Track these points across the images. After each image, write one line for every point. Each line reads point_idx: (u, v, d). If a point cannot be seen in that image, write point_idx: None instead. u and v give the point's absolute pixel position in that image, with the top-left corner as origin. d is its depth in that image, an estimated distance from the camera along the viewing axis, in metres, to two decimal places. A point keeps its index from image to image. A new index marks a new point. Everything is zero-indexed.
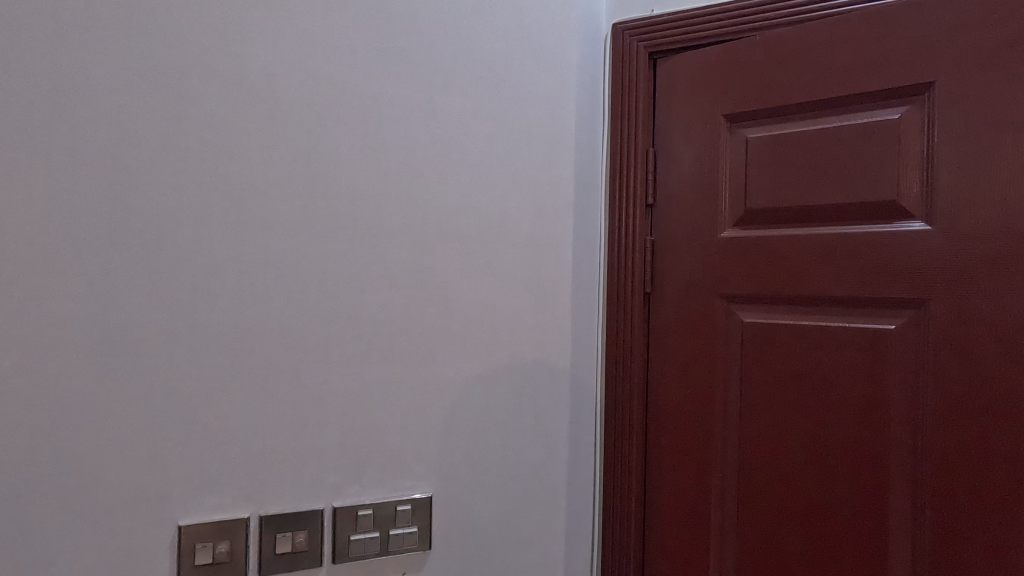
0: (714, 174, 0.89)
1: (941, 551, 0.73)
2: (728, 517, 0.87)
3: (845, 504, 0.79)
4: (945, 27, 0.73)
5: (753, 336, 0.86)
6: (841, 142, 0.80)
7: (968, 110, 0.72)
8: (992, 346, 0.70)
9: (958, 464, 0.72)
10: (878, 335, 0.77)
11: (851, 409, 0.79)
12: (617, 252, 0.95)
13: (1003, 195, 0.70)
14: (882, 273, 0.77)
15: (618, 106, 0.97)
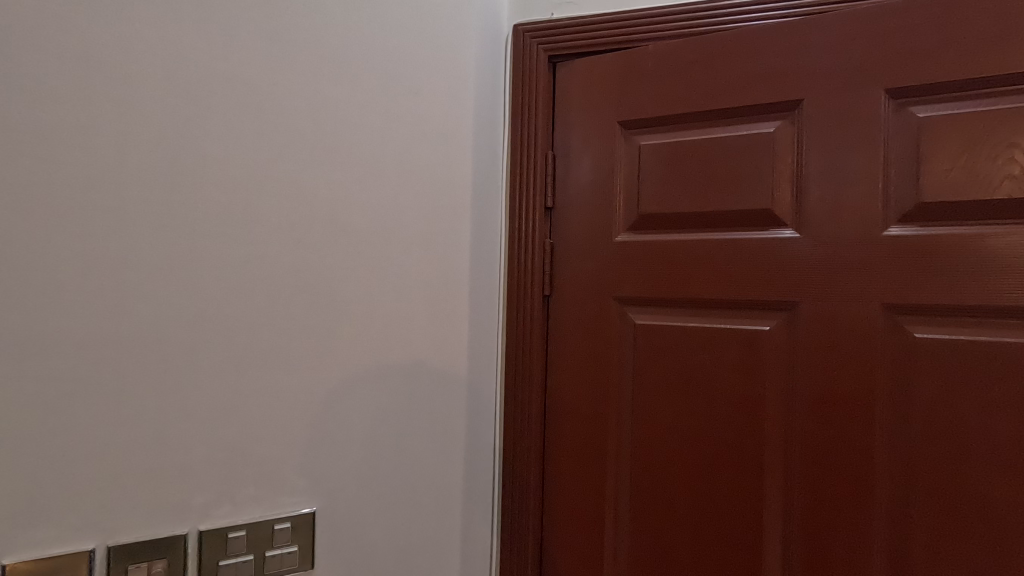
0: (609, 179, 0.90)
1: (810, 543, 0.76)
2: (621, 514, 0.88)
3: (726, 500, 0.81)
4: (812, 48, 0.77)
5: (644, 338, 0.87)
6: (724, 151, 0.83)
7: (829, 128, 0.77)
8: (852, 349, 0.75)
9: (827, 462, 0.76)
10: (756, 339, 0.80)
11: (732, 408, 0.81)
12: (516, 254, 0.95)
13: (860, 206, 0.75)
14: (759, 278, 0.80)
15: (518, 109, 0.96)
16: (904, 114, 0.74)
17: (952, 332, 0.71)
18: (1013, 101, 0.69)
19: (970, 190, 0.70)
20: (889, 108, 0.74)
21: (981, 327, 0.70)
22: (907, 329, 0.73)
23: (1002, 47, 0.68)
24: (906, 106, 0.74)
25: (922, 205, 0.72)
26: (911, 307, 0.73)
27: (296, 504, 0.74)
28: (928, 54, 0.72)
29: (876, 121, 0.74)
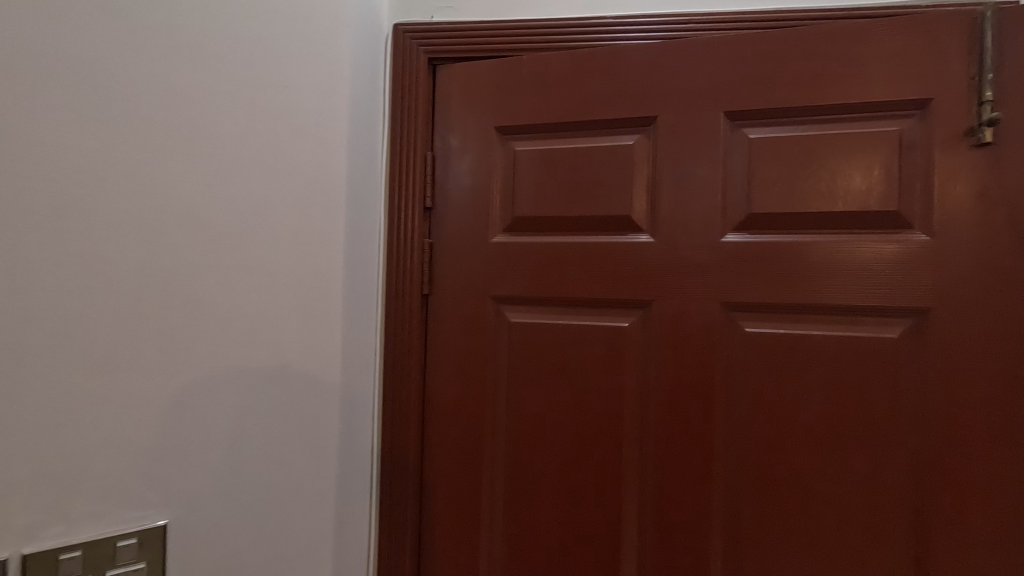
0: (485, 182, 0.93)
1: (660, 520, 0.84)
2: (497, 504, 0.92)
3: (590, 485, 0.87)
4: (665, 70, 0.85)
5: (518, 336, 0.91)
6: (589, 160, 0.89)
7: (678, 144, 0.85)
8: (696, 343, 0.84)
9: (675, 446, 0.84)
10: (616, 334, 0.87)
11: (596, 399, 0.87)
12: (395, 252, 0.96)
13: (703, 215, 0.84)
14: (619, 279, 0.87)
15: (397, 108, 0.96)
16: (739, 134, 0.83)
17: (775, 327, 0.81)
18: (822, 129, 0.80)
19: (789, 203, 0.81)
20: (727, 129, 0.84)
21: (797, 323, 0.81)
22: (740, 325, 0.83)
23: (815, 82, 0.79)
24: (741, 127, 0.84)
25: (753, 216, 0.82)
26: (743, 306, 0.82)
27: (142, 518, 0.69)
28: (758, 82, 0.81)
29: (716, 140, 0.83)
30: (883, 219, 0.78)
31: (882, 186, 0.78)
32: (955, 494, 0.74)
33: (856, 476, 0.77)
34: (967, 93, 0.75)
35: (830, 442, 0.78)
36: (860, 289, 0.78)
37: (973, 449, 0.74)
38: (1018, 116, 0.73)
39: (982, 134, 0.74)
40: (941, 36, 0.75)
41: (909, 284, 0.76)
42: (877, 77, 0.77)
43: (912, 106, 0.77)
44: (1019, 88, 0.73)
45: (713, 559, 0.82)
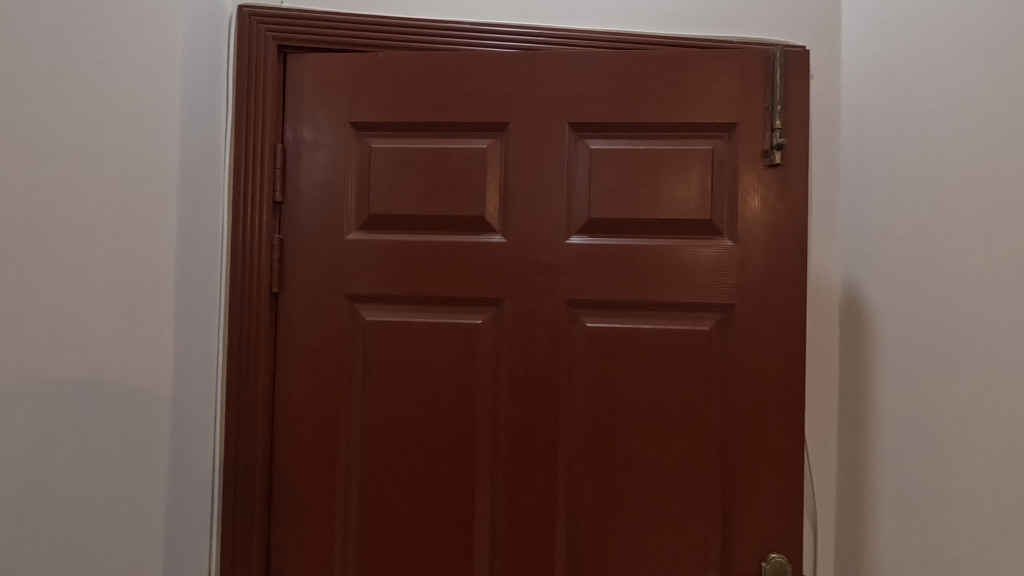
0: (340, 178, 0.91)
1: (510, 506, 0.89)
2: (352, 505, 0.91)
3: (445, 478, 0.90)
4: (517, 79, 0.89)
5: (374, 334, 0.91)
6: (445, 161, 0.91)
7: (527, 149, 0.90)
8: (543, 337, 0.89)
9: (524, 435, 0.89)
10: (470, 331, 0.90)
11: (450, 394, 0.90)
12: (240, 249, 0.91)
13: (550, 218, 0.89)
14: (473, 277, 0.90)
15: (244, 95, 0.91)
16: (582, 144, 0.90)
17: (611, 321, 0.89)
18: (652, 144, 0.89)
19: (624, 210, 0.89)
20: (571, 139, 0.90)
21: (630, 317, 0.89)
22: (582, 320, 0.90)
23: (646, 100, 0.88)
24: (583, 138, 0.90)
25: (594, 220, 0.89)
26: (585, 302, 0.89)
27: None
28: (599, 97, 0.89)
29: (562, 148, 0.90)
30: (699, 226, 0.88)
31: (698, 197, 0.88)
32: (752, 460, 0.87)
33: (677, 451, 0.87)
34: (763, 121, 0.87)
35: (656, 423, 0.88)
36: (681, 287, 0.88)
37: (765, 422, 0.87)
38: (800, 142, 0.87)
39: (773, 156, 0.86)
40: (744, 69, 0.87)
41: (720, 283, 0.87)
42: (696, 101, 0.88)
43: (723, 128, 0.88)
44: (800, 119, 0.87)
45: (557, 536, 0.89)
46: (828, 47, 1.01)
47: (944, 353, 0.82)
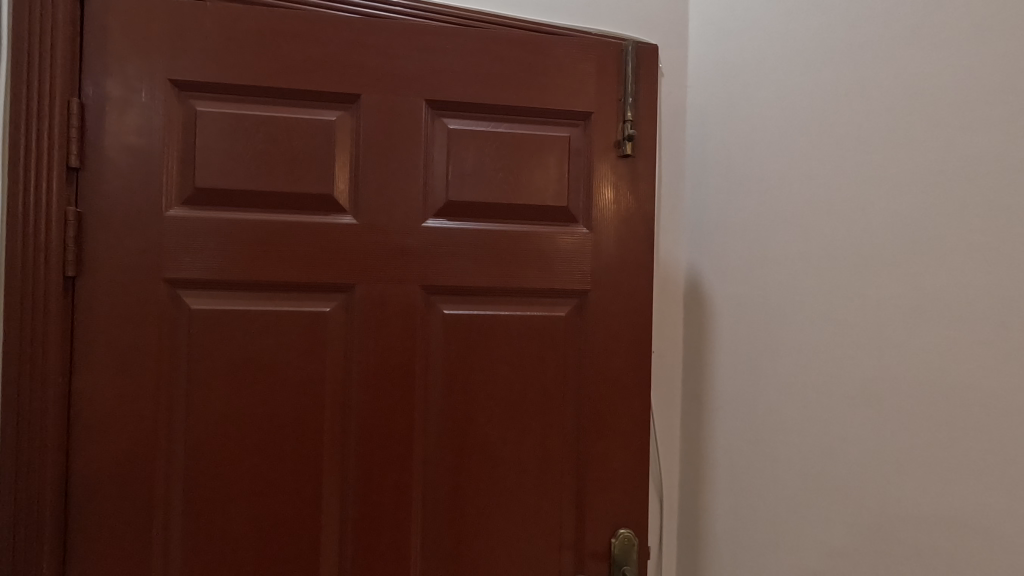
0: (159, 145, 0.79)
1: (362, 507, 0.83)
2: (174, 522, 0.80)
3: (287, 483, 0.82)
4: (369, 48, 0.83)
5: (201, 325, 0.80)
6: (287, 132, 0.81)
7: (381, 124, 0.84)
8: (397, 326, 0.84)
9: (377, 430, 0.84)
10: (316, 320, 0.83)
11: (292, 391, 0.82)
12: (21, 224, 0.74)
13: (404, 199, 0.84)
14: (321, 261, 0.83)
15: (24, 35, 0.74)
16: (440, 124, 0.86)
17: (469, 307, 0.87)
18: (510, 128, 0.88)
19: (483, 194, 0.87)
20: (428, 117, 0.86)
21: (489, 304, 0.87)
22: (439, 307, 0.86)
23: (505, 83, 0.86)
24: (442, 117, 0.86)
25: (451, 203, 0.86)
26: (442, 289, 0.86)
27: None
28: (458, 75, 0.85)
29: (418, 127, 0.85)
30: (556, 213, 0.89)
31: (556, 183, 0.88)
32: (604, 440, 0.90)
33: (533, 437, 0.88)
34: (616, 112, 0.90)
35: (514, 411, 0.87)
36: (539, 274, 0.88)
37: (616, 403, 0.90)
38: (649, 135, 0.91)
39: (625, 147, 0.90)
40: (600, 60, 0.89)
41: (575, 270, 0.89)
42: (555, 87, 0.88)
43: (579, 117, 0.89)
44: (650, 113, 0.91)
45: (413, 534, 0.85)
46: (677, 48, 1.07)
47: (768, 334, 0.91)
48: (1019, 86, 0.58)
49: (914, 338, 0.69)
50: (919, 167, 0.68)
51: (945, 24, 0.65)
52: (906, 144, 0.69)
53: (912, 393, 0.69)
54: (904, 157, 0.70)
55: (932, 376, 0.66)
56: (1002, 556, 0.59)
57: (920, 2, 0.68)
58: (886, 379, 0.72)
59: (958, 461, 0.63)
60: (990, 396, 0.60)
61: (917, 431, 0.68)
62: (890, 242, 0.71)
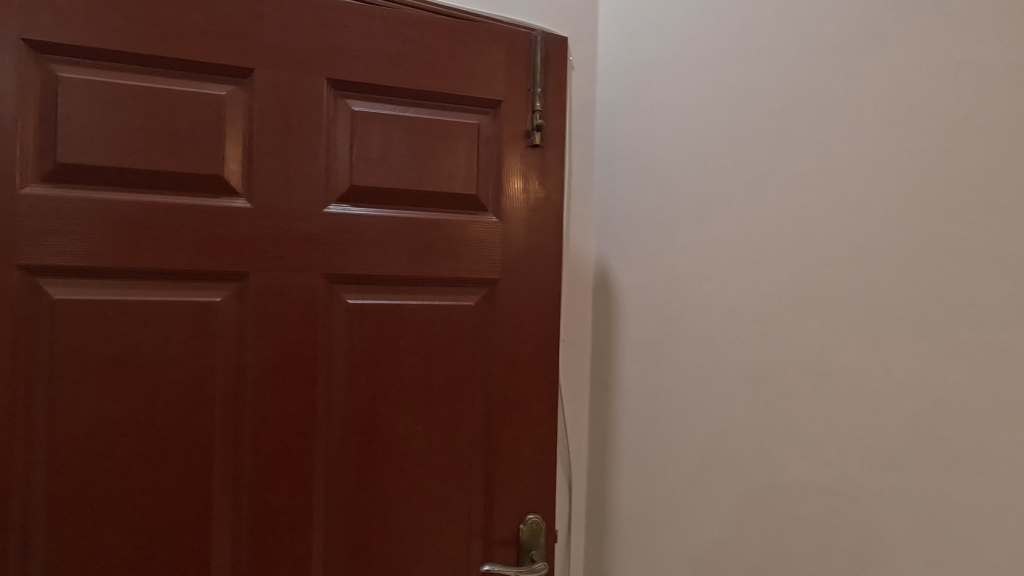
0: (11, 113, 0.69)
1: (258, 509, 0.78)
2: (35, 537, 0.71)
3: (172, 487, 0.75)
4: (263, 19, 0.77)
5: (67, 317, 0.72)
6: (168, 105, 0.74)
7: (277, 101, 0.78)
8: (296, 316, 0.80)
9: (274, 427, 0.79)
10: (205, 311, 0.77)
11: (177, 388, 0.76)
12: None
13: (303, 182, 0.80)
14: (209, 247, 0.77)
15: None
16: (343, 105, 0.82)
17: (374, 297, 0.84)
18: (417, 112, 0.85)
19: (388, 180, 0.84)
20: (329, 97, 0.82)
21: (395, 293, 0.85)
22: (342, 296, 0.83)
23: (413, 66, 0.84)
24: (345, 98, 0.83)
25: (354, 188, 0.82)
26: (345, 278, 0.83)
27: None
28: (362, 55, 0.82)
29: (318, 107, 0.80)
30: (464, 201, 0.88)
31: (464, 171, 0.87)
32: (513, 428, 0.90)
33: (442, 428, 0.87)
34: (525, 101, 0.90)
35: (421, 401, 0.86)
36: (447, 263, 0.86)
37: (525, 392, 0.91)
38: (558, 126, 0.92)
39: (533, 137, 0.90)
40: (510, 49, 0.89)
41: (484, 259, 0.88)
42: (464, 73, 0.86)
43: (488, 105, 0.89)
44: (559, 105, 0.92)
45: (315, 533, 0.81)
46: (586, 42, 1.09)
47: (669, 322, 0.96)
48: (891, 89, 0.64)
49: (794, 323, 0.75)
50: (801, 165, 0.74)
51: (827, 34, 0.71)
52: (791, 143, 0.75)
53: (793, 374, 0.75)
54: (789, 156, 0.76)
55: (810, 357, 0.73)
56: (865, 519, 0.66)
57: (805, 11, 0.74)
58: (771, 361, 0.78)
59: (829, 434, 0.70)
60: (857, 372, 0.67)
61: (795, 408, 0.74)
62: (777, 235, 0.77)
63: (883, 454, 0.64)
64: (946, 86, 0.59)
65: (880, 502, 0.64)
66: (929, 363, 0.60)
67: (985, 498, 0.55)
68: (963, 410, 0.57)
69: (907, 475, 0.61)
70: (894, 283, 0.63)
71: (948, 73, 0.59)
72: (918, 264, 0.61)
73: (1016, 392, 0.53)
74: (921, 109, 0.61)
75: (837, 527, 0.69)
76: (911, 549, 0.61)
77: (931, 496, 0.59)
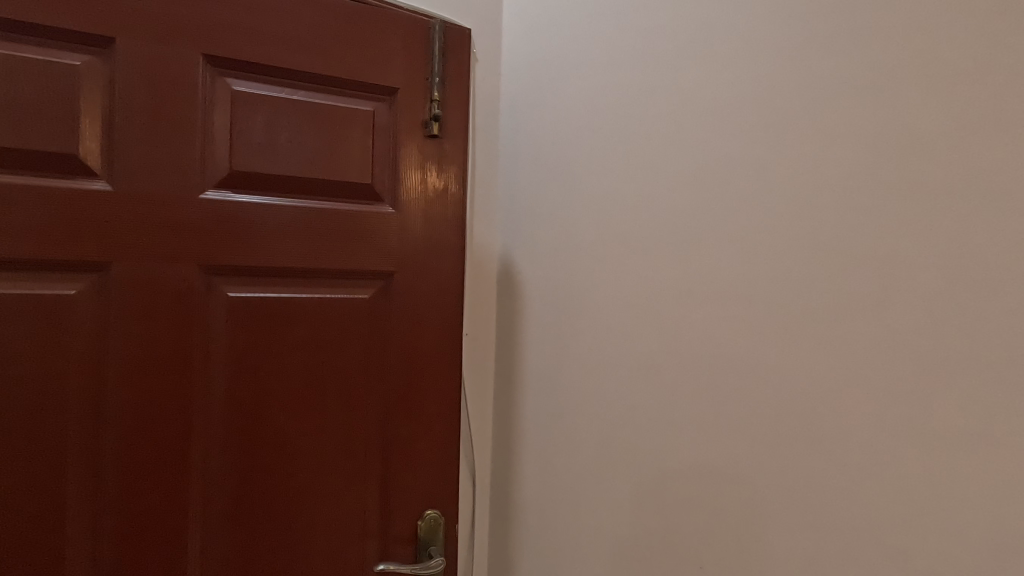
0: None
1: (123, 523, 0.72)
2: None
3: (16, 504, 0.67)
4: None
5: None
6: (8, 73, 0.66)
7: (143, 75, 0.72)
8: (168, 311, 0.74)
9: (144, 432, 0.73)
10: (57, 305, 0.69)
11: (23, 392, 0.67)
12: None
13: (176, 166, 0.74)
14: (61, 234, 0.69)
15: None
16: (222, 84, 0.77)
17: (258, 291, 0.79)
18: (306, 96, 0.81)
19: (275, 166, 0.79)
20: (206, 75, 0.76)
21: (282, 286, 0.81)
22: (222, 290, 0.77)
23: (301, 47, 0.80)
24: (224, 76, 0.77)
25: (235, 174, 0.77)
26: (225, 270, 0.77)
27: None
28: (242, 32, 0.77)
29: (192, 85, 0.74)
30: (358, 191, 0.85)
31: (358, 160, 0.84)
32: (411, 424, 0.89)
33: (336, 426, 0.84)
34: (422, 91, 0.88)
35: (312, 399, 0.82)
36: (340, 255, 0.83)
37: (423, 386, 0.90)
38: (457, 118, 0.91)
39: (431, 127, 0.88)
40: (407, 36, 0.87)
41: (379, 251, 0.86)
42: (357, 58, 0.83)
43: (384, 92, 0.86)
44: (458, 96, 0.91)
45: (194, 544, 0.76)
46: (490, 35, 1.09)
47: (570, 315, 0.98)
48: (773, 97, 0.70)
49: (688, 315, 0.79)
50: (698, 166, 0.78)
51: (721, 42, 0.76)
52: (687, 143, 0.80)
53: (687, 364, 0.79)
54: (686, 157, 0.80)
55: (702, 346, 0.78)
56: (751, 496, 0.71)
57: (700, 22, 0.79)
58: (666, 351, 0.82)
59: (718, 418, 0.75)
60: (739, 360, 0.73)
61: (689, 397, 0.79)
62: (673, 231, 0.81)
63: (762, 433, 0.70)
64: (818, 99, 0.66)
65: (763, 480, 0.70)
66: (801, 349, 0.66)
67: (845, 468, 0.62)
68: (826, 390, 0.64)
69: (788, 453, 0.67)
70: (774, 277, 0.69)
71: (818, 85, 0.66)
72: (795, 260, 0.67)
73: (865, 372, 0.61)
74: (799, 119, 0.67)
75: (722, 504, 0.75)
76: (786, 519, 0.68)
77: (798, 469, 0.66)
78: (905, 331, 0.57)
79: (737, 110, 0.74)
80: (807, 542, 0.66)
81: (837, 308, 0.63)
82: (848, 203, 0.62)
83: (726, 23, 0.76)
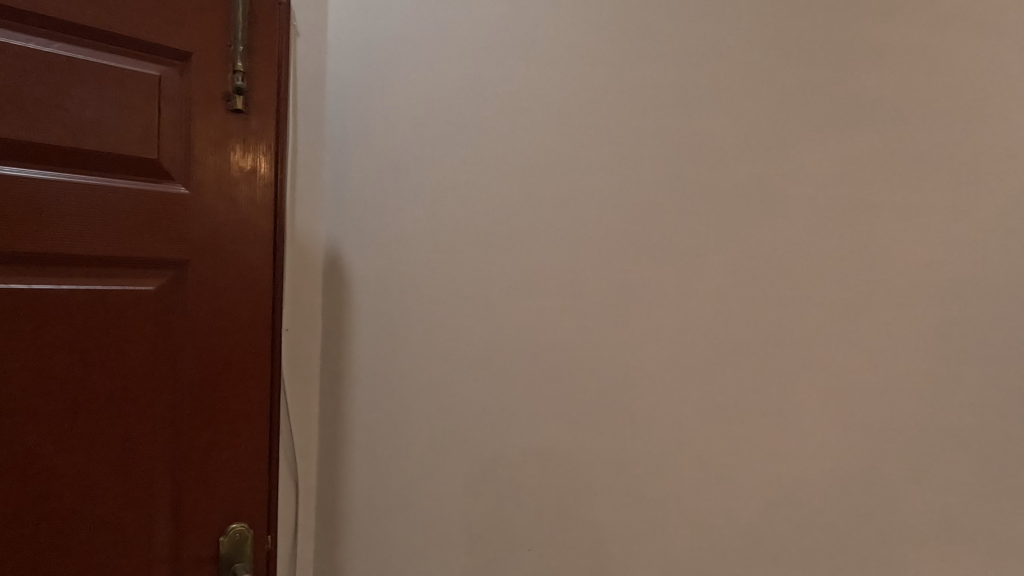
0: None
1: None
2: None
3: None
4: None
5: None
6: None
7: None
8: None
9: None
10: None
11: None
12: None
13: None
14: None
15: None
16: None
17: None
18: (66, 50, 0.69)
19: (20, 130, 0.66)
20: None
21: (33, 276, 0.68)
22: None
23: None
24: None
25: None
26: None
27: None
28: None
29: None
30: (140, 166, 0.73)
31: (139, 130, 0.73)
32: (211, 431, 0.80)
33: (109, 438, 0.72)
34: (223, 60, 0.79)
35: (77, 408, 0.70)
36: (114, 240, 0.72)
37: (227, 389, 0.81)
38: (267, 93, 0.83)
39: (235, 102, 0.80)
40: None
41: (167, 237, 0.75)
42: (137, 13, 0.72)
43: (174, 56, 0.76)
44: (268, 70, 0.83)
45: None
46: (313, 9, 1.02)
47: (398, 308, 0.95)
48: (589, 103, 0.75)
49: (512, 308, 0.81)
50: (523, 161, 0.80)
51: (542, 42, 0.79)
52: (512, 138, 0.81)
53: (512, 353, 0.82)
54: (510, 151, 0.82)
55: (527, 337, 0.80)
56: (574, 476, 0.76)
57: (521, 20, 0.81)
58: (492, 342, 0.83)
59: (539, 404, 0.79)
60: (559, 349, 0.77)
61: (515, 386, 0.81)
62: (499, 224, 0.82)
63: (580, 418, 0.75)
64: (628, 108, 0.71)
65: (585, 461, 0.75)
66: (615, 339, 0.72)
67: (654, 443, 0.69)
68: (637, 374, 0.70)
69: (605, 434, 0.73)
70: (590, 271, 0.74)
71: (623, 94, 0.72)
72: (607, 256, 0.72)
73: (667, 359, 0.68)
74: (611, 124, 0.73)
75: (544, 487, 0.78)
76: (607, 495, 0.73)
77: (610, 448, 0.72)
78: (699, 320, 0.66)
79: (559, 110, 0.77)
80: (626, 516, 0.71)
81: (642, 301, 0.70)
82: (649, 205, 0.69)
83: (548, 25, 0.78)
